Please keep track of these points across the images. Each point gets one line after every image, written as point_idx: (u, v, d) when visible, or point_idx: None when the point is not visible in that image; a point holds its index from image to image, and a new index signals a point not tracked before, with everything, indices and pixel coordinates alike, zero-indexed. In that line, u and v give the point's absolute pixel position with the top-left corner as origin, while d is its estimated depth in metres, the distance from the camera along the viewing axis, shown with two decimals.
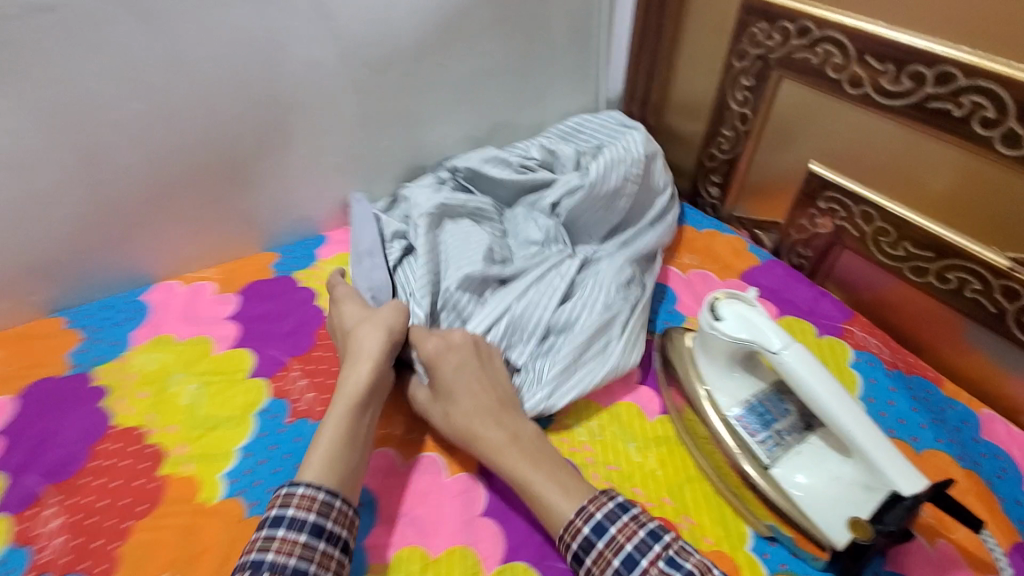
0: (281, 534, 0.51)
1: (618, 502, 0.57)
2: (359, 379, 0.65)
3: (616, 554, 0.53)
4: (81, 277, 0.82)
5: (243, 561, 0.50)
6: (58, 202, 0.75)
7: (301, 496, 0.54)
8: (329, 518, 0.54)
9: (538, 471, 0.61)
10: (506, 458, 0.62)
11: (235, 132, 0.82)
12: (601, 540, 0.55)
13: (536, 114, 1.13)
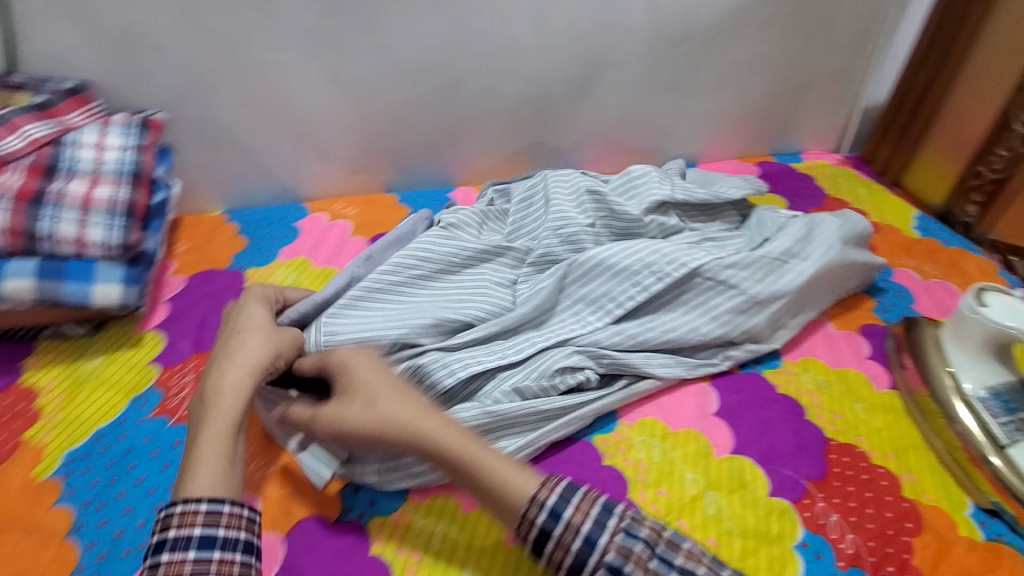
0: (191, 558, 0.45)
1: (548, 507, 0.49)
2: (228, 399, 0.55)
3: (600, 560, 0.47)
4: (414, 169, 1.07)
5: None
6: (422, 106, 1.00)
7: (230, 512, 0.48)
8: (245, 532, 0.48)
9: (476, 446, 0.54)
10: (445, 438, 0.55)
11: (554, 76, 1.01)
12: (559, 524, 0.48)
13: (791, 107, 1.21)
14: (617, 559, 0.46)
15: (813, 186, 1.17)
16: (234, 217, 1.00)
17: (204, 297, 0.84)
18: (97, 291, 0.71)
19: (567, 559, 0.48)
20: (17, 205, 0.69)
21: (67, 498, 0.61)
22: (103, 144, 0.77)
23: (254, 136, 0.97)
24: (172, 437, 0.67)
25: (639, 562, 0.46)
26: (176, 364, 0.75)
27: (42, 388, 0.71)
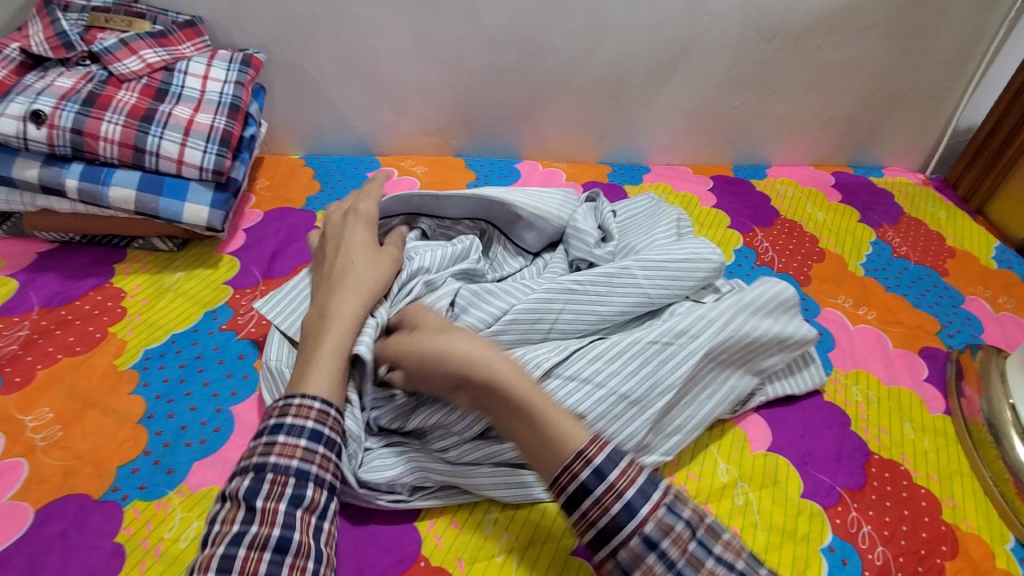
0: (282, 439, 0.50)
1: (595, 468, 0.47)
2: (349, 312, 0.60)
3: (632, 537, 0.44)
4: (485, 137, 1.11)
5: (247, 463, 0.49)
6: (501, 76, 1.02)
7: (301, 404, 0.52)
8: (327, 427, 0.52)
9: (541, 394, 0.52)
10: (521, 387, 0.52)
11: (636, 59, 1.01)
12: (602, 484, 0.46)
13: (875, 119, 1.17)
14: (649, 539, 0.44)
15: (890, 202, 1.13)
16: (311, 161, 1.05)
17: (278, 232, 0.89)
18: (187, 208, 0.77)
19: (603, 525, 0.45)
20: (130, 119, 0.75)
21: (141, 389, 0.67)
22: (208, 76, 0.83)
23: (337, 87, 1.01)
24: (238, 352, 0.72)
25: (674, 548, 0.44)
26: (247, 287, 0.80)
27: (129, 292, 0.78)
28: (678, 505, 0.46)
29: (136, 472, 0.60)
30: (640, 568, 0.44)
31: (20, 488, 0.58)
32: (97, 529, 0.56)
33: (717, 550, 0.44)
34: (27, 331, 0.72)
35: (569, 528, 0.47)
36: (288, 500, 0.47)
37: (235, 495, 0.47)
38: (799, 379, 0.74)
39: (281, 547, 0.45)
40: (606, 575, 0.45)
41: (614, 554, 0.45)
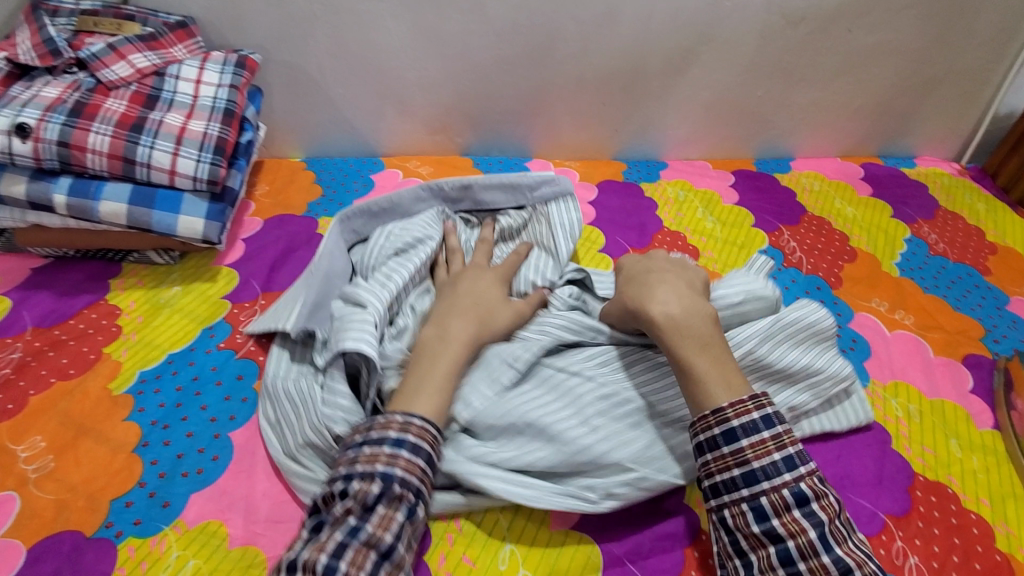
0: (405, 454, 0.50)
1: (764, 413, 0.52)
2: (464, 331, 0.61)
3: (784, 487, 0.49)
4: (492, 135, 1.06)
5: (370, 470, 0.49)
6: (510, 70, 0.97)
7: (420, 427, 0.52)
8: (411, 434, 0.51)
9: (701, 354, 0.56)
10: (680, 342, 0.57)
11: (652, 49, 0.95)
12: (768, 430, 0.51)
13: (907, 106, 1.10)
14: (799, 495, 0.49)
15: (925, 195, 1.06)
16: (312, 164, 1.01)
17: (277, 241, 0.85)
18: (182, 220, 0.73)
19: (758, 467, 0.50)
20: (119, 129, 0.71)
21: (136, 415, 0.64)
22: (201, 80, 0.79)
23: (337, 87, 0.97)
24: (237, 372, 0.68)
25: (822, 512, 0.48)
26: (246, 302, 0.77)
27: (124, 309, 0.75)
28: (823, 480, 0.51)
29: (130, 506, 0.57)
30: (783, 517, 0.48)
31: (11, 524, 0.55)
32: (89, 569, 0.53)
33: (855, 538, 0.49)
34: (20, 353, 0.69)
35: (709, 461, 0.52)
36: (404, 514, 0.48)
37: (355, 497, 0.48)
38: (842, 413, 0.67)
39: (387, 553, 0.47)
40: (736, 517, 0.50)
41: (755, 497, 0.50)
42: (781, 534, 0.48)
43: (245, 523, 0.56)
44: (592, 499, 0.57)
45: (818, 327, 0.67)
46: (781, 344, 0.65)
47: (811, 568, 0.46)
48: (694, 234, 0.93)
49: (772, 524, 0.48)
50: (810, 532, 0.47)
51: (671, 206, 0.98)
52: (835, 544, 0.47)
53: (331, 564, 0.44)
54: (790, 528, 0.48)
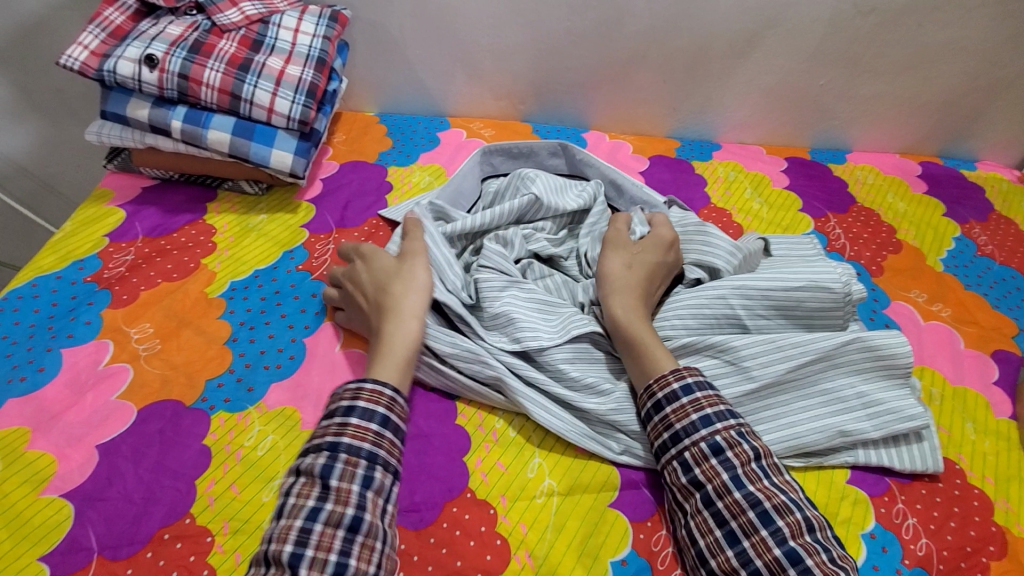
0: (354, 421, 0.54)
1: (682, 383, 0.59)
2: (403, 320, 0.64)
3: (701, 441, 0.56)
4: (554, 105, 1.11)
5: (319, 443, 0.53)
6: (577, 43, 1.02)
7: (371, 391, 0.57)
8: (362, 399, 0.56)
9: (652, 336, 0.64)
10: (634, 325, 0.65)
11: (718, 30, 0.98)
12: (686, 397, 0.58)
13: (975, 106, 1.09)
14: (715, 446, 0.55)
15: (981, 198, 1.06)
16: (385, 118, 1.09)
17: (351, 183, 0.94)
18: (274, 154, 0.83)
19: (678, 427, 0.57)
20: (229, 68, 0.81)
21: (228, 315, 0.74)
22: (299, 29, 0.87)
23: (415, 47, 1.04)
24: (312, 290, 0.78)
25: (735, 459, 0.54)
26: (322, 233, 0.86)
27: (219, 229, 0.85)
28: (742, 432, 0.56)
29: (222, 387, 0.67)
30: (703, 466, 0.55)
31: (126, 389, 0.67)
32: (188, 430, 0.63)
33: (771, 478, 0.54)
34: (133, 256, 0.81)
35: (648, 431, 0.60)
36: (360, 482, 0.51)
37: (310, 473, 0.51)
38: (906, 454, 0.65)
39: (353, 525, 0.49)
40: (670, 474, 0.57)
41: (681, 453, 0.57)
42: (701, 481, 0.55)
43: (314, 411, 0.66)
44: (613, 449, 0.64)
45: (892, 360, 0.66)
46: (840, 365, 0.66)
47: (727, 505, 0.53)
48: (740, 213, 0.97)
49: (694, 474, 0.55)
50: (723, 475, 0.54)
51: (720, 185, 1.01)
52: (748, 483, 0.53)
53: (296, 550, 0.47)
54: (708, 474, 0.54)
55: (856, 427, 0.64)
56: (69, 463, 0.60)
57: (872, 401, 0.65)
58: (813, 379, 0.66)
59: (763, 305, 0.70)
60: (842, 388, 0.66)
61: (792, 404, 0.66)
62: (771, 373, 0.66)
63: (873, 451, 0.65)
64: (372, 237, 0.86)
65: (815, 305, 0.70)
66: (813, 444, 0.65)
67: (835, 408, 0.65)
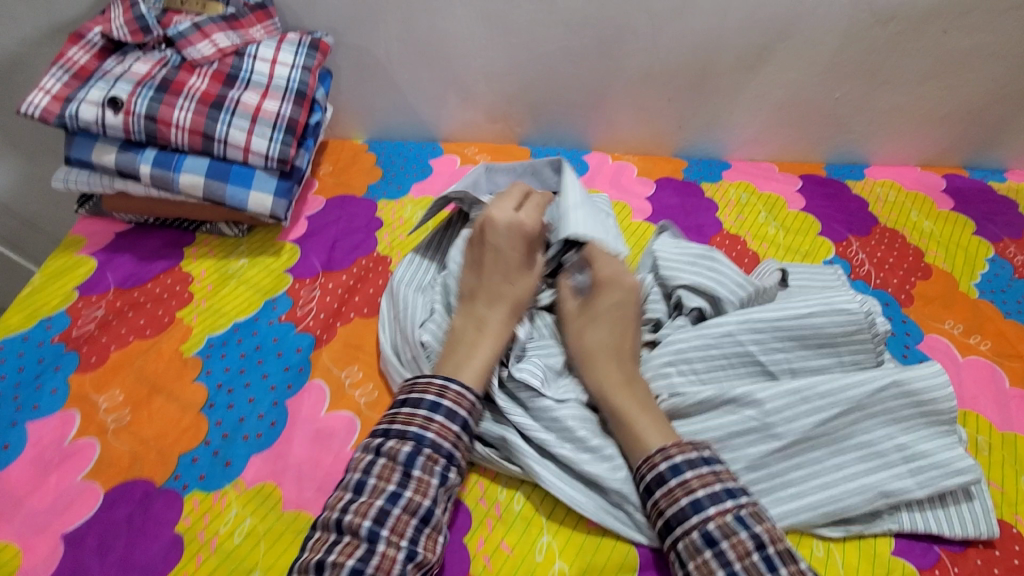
0: (439, 420, 0.55)
1: (704, 449, 0.54)
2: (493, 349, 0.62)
3: (728, 511, 0.50)
4: (552, 126, 1.05)
5: (404, 432, 0.54)
6: (574, 62, 0.95)
7: (455, 393, 0.57)
8: (431, 432, 0.54)
9: (642, 413, 0.58)
10: (614, 397, 0.60)
11: (726, 44, 0.92)
12: (674, 479, 0.53)
13: (1004, 114, 1.01)
14: (744, 519, 0.49)
15: (1014, 212, 0.98)
16: (373, 147, 1.03)
17: (338, 221, 0.88)
18: (252, 196, 0.77)
19: (669, 514, 0.52)
20: (200, 106, 0.75)
21: (204, 377, 0.68)
22: (276, 60, 0.82)
23: (403, 71, 0.98)
24: (295, 345, 0.72)
25: (766, 535, 0.48)
26: (306, 278, 0.80)
27: (196, 277, 0.80)
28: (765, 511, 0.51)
29: (196, 462, 0.61)
30: (696, 561, 0.49)
31: (92, 467, 0.61)
32: (158, 516, 0.57)
33: (803, 563, 0.48)
34: (103, 311, 0.75)
35: (658, 498, 0.53)
36: (437, 477, 0.53)
37: (390, 460, 0.53)
38: (956, 514, 0.59)
39: (425, 517, 0.51)
40: (688, 547, 0.50)
41: (704, 524, 0.50)
42: (728, 559, 0.48)
43: (297, 488, 0.59)
44: (632, 524, 0.57)
45: (931, 407, 0.60)
46: (873, 415, 0.60)
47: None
48: (755, 239, 0.90)
49: (721, 548, 0.48)
50: (719, 572, 0.48)
51: (732, 208, 0.95)
52: (782, 565, 0.47)
53: (374, 528, 0.49)
54: (737, 551, 0.48)
55: (899, 486, 0.58)
56: (27, 559, 0.55)
57: (912, 455, 0.59)
58: (846, 433, 0.60)
59: (776, 337, 0.65)
60: (878, 441, 0.60)
61: (825, 463, 0.60)
62: (800, 428, 0.60)
63: (919, 514, 0.59)
64: (361, 281, 0.79)
65: (835, 329, 0.64)
66: (854, 509, 0.58)
67: (872, 465, 0.59)
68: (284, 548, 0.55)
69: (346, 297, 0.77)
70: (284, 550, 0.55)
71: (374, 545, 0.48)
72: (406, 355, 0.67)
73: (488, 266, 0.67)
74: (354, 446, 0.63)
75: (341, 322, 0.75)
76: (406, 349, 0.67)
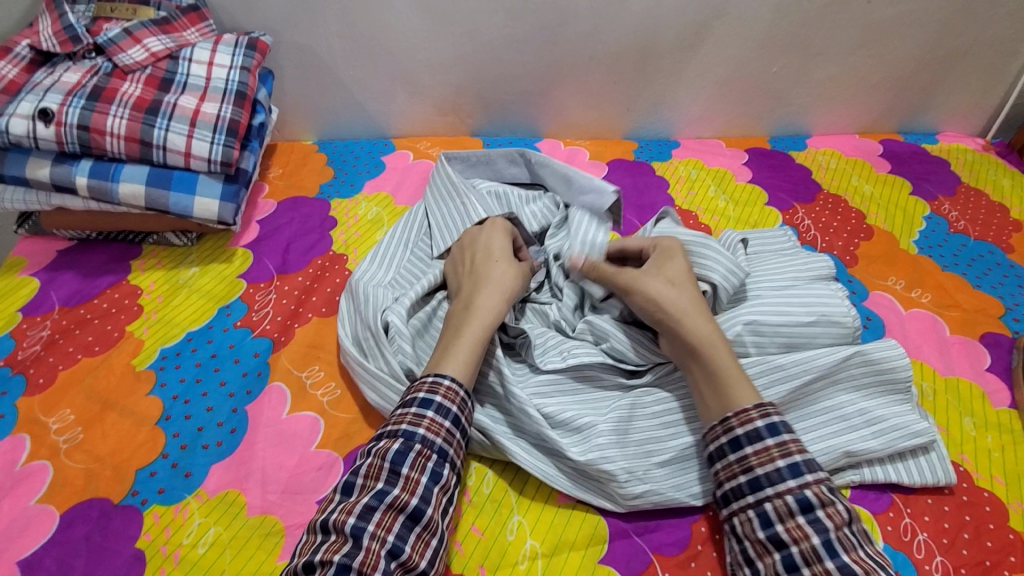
0: (431, 414, 0.53)
1: (768, 421, 0.52)
2: (486, 315, 0.61)
3: (788, 493, 0.48)
4: (503, 116, 1.05)
5: (395, 430, 0.52)
6: (519, 49, 0.96)
7: (448, 388, 0.55)
8: (439, 395, 0.54)
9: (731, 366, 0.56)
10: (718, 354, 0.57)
11: (666, 24, 0.94)
12: (772, 438, 0.51)
13: (931, 80, 1.07)
14: (804, 501, 0.48)
15: (947, 171, 1.03)
16: (324, 147, 1.02)
17: (291, 223, 0.87)
18: (197, 202, 0.75)
19: (761, 473, 0.50)
20: (134, 113, 0.73)
21: (158, 389, 0.66)
22: (213, 62, 0.80)
23: (348, 69, 0.97)
24: (252, 350, 0.70)
25: (828, 520, 0.47)
26: (261, 282, 0.78)
27: (145, 289, 0.77)
28: (834, 489, 0.49)
29: (155, 475, 0.59)
30: (787, 524, 0.48)
31: (47, 490, 0.58)
32: (118, 533, 0.55)
33: (867, 549, 0.46)
34: (49, 331, 0.72)
35: (719, 469, 0.53)
36: (429, 474, 0.50)
37: (381, 456, 0.50)
38: (915, 468, 0.61)
39: (415, 514, 0.48)
40: (742, 525, 0.50)
41: (760, 503, 0.49)
42: (784, 540, 0.47)
43: (261, 491, 0.58)
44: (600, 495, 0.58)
45: (892, 373, 0.62)
46: (840, 382, 0.62)
47: (815, 574, 0.45)
48: (706, 213, 0.92)
49: (776, 530, 0.48)
50: (814, 538, 0.46)
51: (682, 185, 0.97)
52: (842, 551, 0.45)
53: (359, 525, 0.46)
54: (794, 534, 0.47)
55: (863, 446, 0.60)
56: None
57: (875, 417, 0.61)
58: (813, 398, 0.62)
59: (775, 342, 0.64)
60: (843, 406, 0.62)
61: (793, 427, 0.61)
62: (771, 396, 0.61)
63: (879, 467, 0.61)
64: (318, 281, 0.78)
65: (828, 340, 0.65)
66: (818, 469, 0.60)
67: (837, 428, 0.61)
68: (252, 553, 0.54)
69: (303, 298, 0.76)
70: (252, 556, 0.54)
71: (360, 541, 0.45)
72: (368, 343, 0.65)
73: (495, 251, 0.67)
74: (318, 445, 0.62)
75: (300, 323, 0.74)
76: (369, 335, 0.65)
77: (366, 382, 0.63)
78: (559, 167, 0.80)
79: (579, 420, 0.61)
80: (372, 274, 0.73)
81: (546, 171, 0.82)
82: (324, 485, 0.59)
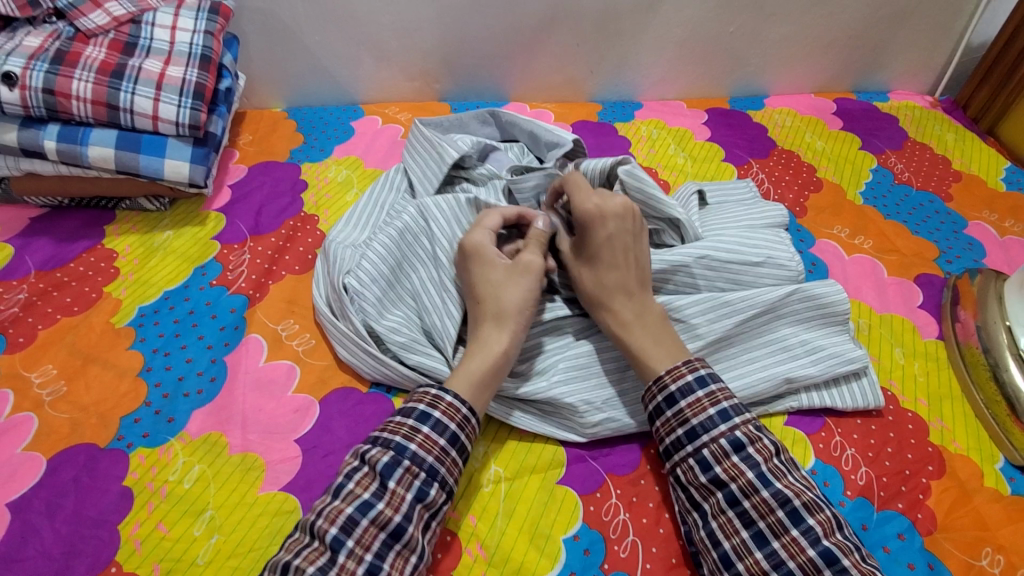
0: (425, 429, 0.53)
1: (697, 375, 0.55)
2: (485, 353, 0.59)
3: (720, 436, 0.52)
4: (469, 79, 1.07)
5: (388, 440, 0.52)
6: (483, 12, 0.98)
7: (449, 404, 0.55)
8: (437, 410, 0.54)
9: (655, 343, 0.58)
10: (635, 331, 0.59)
11: None
12: (702, 390, 0.54)
13: (880, 39, 1.11)
14: (735, 442, 0.52)
15: (895, 127, 1.09)
16: (293, 114, 1.03)
17: (262, 186, 0.89)
18: (167, 164, 0.77)
19: (697, 422, 0.53)
20: (100, 76, 0.74)
21: (138, 344, 0.69)
22: (176, 26, 0.81)
23: (314, 34, 0.99)
24: (228, 306, 0.73)
25: (759, 455, 0.51)
26: (234, 243, 0.81)
27: (120, 252, 0.79)
28: (760, 425, 0.53)
29: (139, 422, 0.63)
30: (724, 464, 0.51)
31: (33, 439, 0.61)
32: (106, 473, 0.59)
33: (794, 474, 0.51)
34: (27, 294, 0.73)
35: (658, 426, 0.56)
36: (415, 492, 0.50)
37: (373, 466, 0.51)
38: (847, 394, 0.67)
39: (396, 531, 0.49)
40: (686, 473, 0.53)
41: (698, 451, 0.53)
42: (723, 479, 0.51)
43: (241, 432, 0.62)
44: (565, 432, 0.63)
45: (831, 309, 0.68)
46: (786, 316, 0.67)
47: (754, 505, 0.50)
48: (665, 169, 0.96)
49: (714, 472, 0.52)
50: (748, 473, 0.50)
51: (644, 144, 1.00)
52: (775, 479, 0.50)
53: (339, 536, 0.47)
54: (731, 473, 0.51)
55: (803, 372, 0.65)
56: None
57: (814, 347, 0.67)
58: (760, 331, 0.67)
59: (721, 278, 0.69)
60: (787, 337, 0.67)
61: (740, 356, 0.66)
62: (719, 329, 0.65)
63: (815, 394, 0.67)
64: (290, 240, 0.81)
65: (771, 281, 0.70)
66: (763, 393, 0.65)
67: (781, 357, 0.66)
68: (234, 487, 0.58)
69: (276, 256, 0.79)
70: (234, 489, 0.58)
71: (335, 556, 0.47)
72: (337, 303, 0.68)
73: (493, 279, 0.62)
74: (294, 390, 0.66)
75: (273, 280, 0.76)
76: (336, 295, 0.68)
77: (340, 339, 0.67)
78: (527, 123, 0.84)
79: (538, 364, 0.65)
80: (347, 235, 0.76)
81: (516, 130, 0.86)
82: (301, 426, 0.63)
